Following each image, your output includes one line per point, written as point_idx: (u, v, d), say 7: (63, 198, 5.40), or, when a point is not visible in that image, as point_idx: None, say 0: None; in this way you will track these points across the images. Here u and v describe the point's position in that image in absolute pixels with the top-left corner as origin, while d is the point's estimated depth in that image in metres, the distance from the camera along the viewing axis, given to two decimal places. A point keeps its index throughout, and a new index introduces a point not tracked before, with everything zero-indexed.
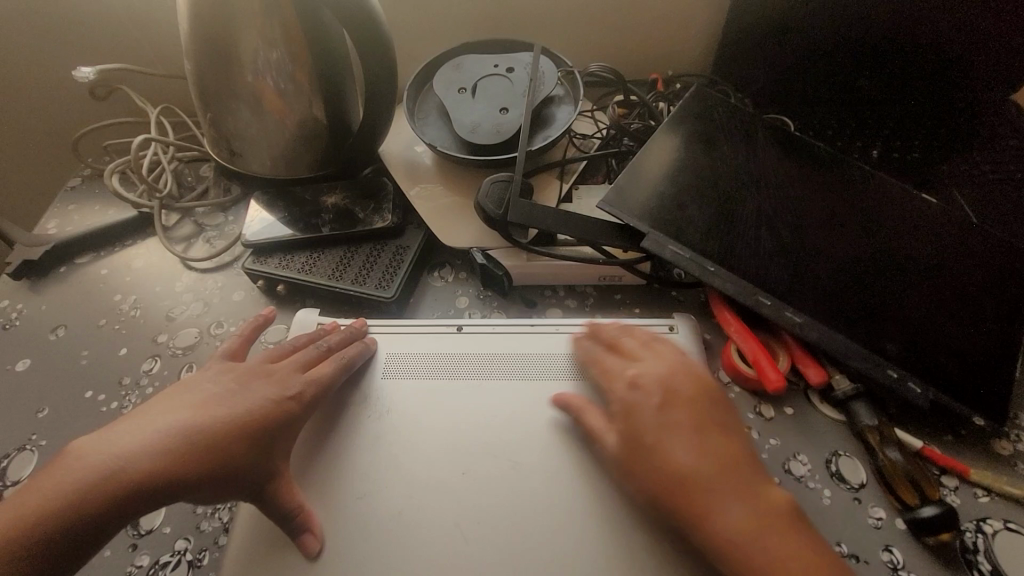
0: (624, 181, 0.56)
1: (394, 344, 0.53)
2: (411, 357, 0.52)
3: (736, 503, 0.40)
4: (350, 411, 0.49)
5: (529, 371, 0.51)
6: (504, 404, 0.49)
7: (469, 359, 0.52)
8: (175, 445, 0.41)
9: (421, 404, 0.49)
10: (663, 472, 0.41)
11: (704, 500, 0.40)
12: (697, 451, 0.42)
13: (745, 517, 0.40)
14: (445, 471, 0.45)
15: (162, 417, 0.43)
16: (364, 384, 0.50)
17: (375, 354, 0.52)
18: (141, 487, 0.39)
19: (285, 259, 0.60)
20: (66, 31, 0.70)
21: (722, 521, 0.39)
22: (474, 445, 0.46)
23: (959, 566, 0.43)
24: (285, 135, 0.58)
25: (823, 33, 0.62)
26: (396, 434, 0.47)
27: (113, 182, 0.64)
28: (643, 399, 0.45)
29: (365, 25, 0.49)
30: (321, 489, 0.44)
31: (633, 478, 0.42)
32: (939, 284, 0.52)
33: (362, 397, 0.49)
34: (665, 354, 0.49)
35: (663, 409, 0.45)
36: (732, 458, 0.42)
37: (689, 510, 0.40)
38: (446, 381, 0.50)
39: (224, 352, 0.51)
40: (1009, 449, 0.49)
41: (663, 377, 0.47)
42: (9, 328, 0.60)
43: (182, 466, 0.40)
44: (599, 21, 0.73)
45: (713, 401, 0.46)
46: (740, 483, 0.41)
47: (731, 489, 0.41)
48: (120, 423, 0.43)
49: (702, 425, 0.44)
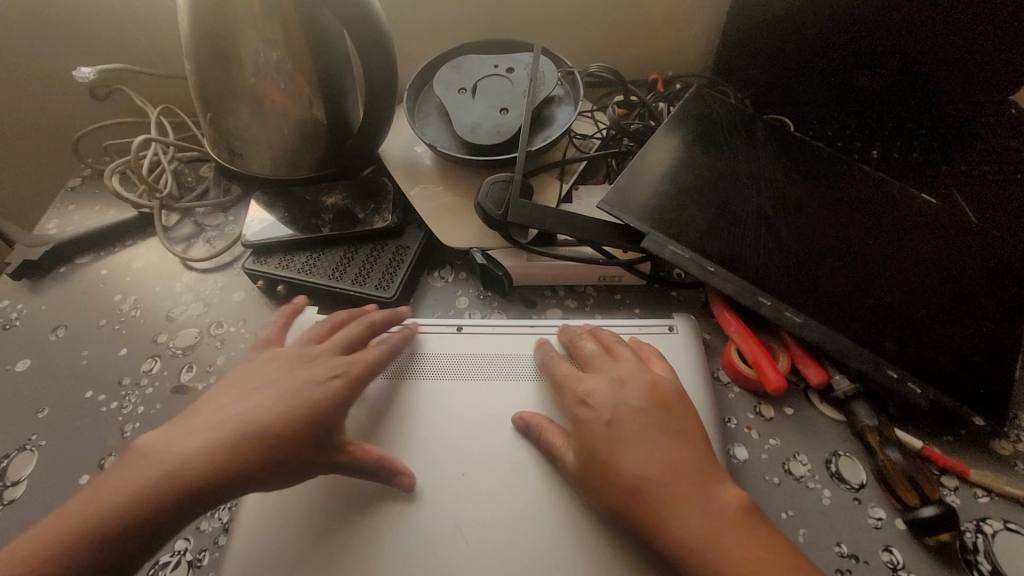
0: (623, 181, 0.56)
1: (439, 339, 0.54)
2: (453, 351, 0.53)
3: (694, 498, 0.39)
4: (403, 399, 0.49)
5: (510, 372, 0.51)
6: (501, 405, 0.49)
7: (469, 359, 0.52)
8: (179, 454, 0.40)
9: (422, 404, 0.49)
10: (617, 476, 0.40)
11: (660, 501, 0.39)
12: (651, 452, 0.41)
13: (705, 514, 0.39)
14: (445, 471, 0.45)
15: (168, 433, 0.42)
16: (412, 373, 0.51)
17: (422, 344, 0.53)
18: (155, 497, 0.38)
19: (285, 260, 0.60)
20: (66, 31, 0.70)
21: (683, 523, 0.38)
22: (474, 446, 0.46)
23: (959, 566, 0.43)
24: (285, 135, 0.58)
25: (822, 32, 0.62)
26: (399, 434, 0.47)
27: (113, 182, 0.64)
28: (593, 404, 0.44)
29: (366, 25, 0.49)
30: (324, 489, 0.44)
31: (589, 484, 0.41)
32: (938, 284, 0.52)
33: (411, 386, 0.50)
34: (620, 359, 0.48)
35: (613, 414, 0.43)
36: (685, 456, 0.41)
37: (646, 514, 0.39)
38: (447, 382, 0.50)
39: (266, 336, 0.52)
40: (1009, 449, 0.49)
41: (615, 383, 0.46)
42: (9, 328, 0.60)
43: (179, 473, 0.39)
44: (599, 22, 0.74)
45: (665, 402, 0.45)
46: (694, 481, 0.40)
47: (685, 488, 0.40)
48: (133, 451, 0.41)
49: (655, 426, 0.43)
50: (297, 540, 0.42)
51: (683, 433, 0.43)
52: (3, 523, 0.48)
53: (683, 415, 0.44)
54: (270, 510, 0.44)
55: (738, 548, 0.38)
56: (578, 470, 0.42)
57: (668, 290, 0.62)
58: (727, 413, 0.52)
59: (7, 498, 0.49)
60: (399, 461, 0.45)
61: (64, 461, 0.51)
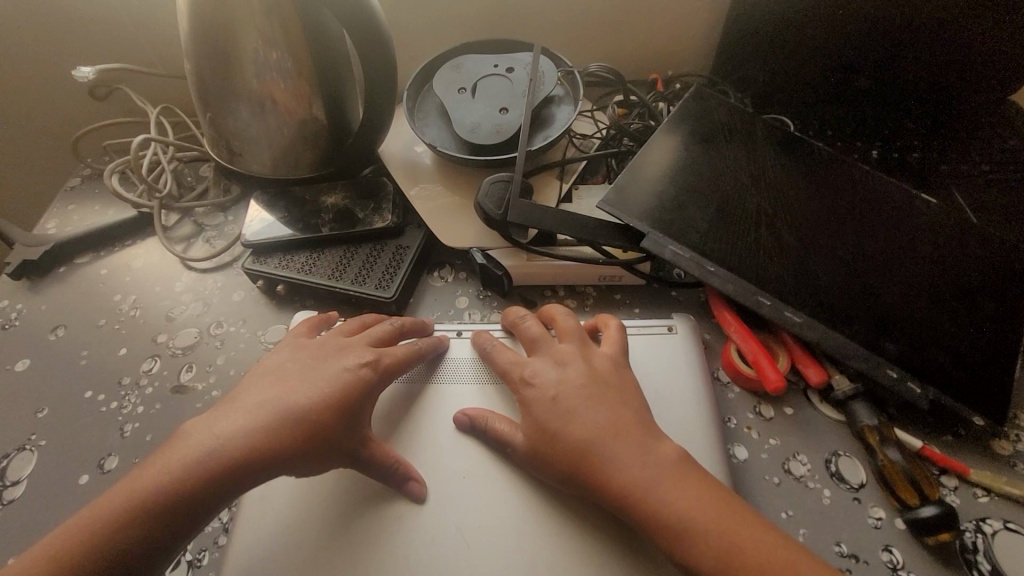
0: (623, 181, 0.56)
1: (457, 346, 0.53)
2: (466, 359, 0.52)
3: (638, 454, 0.40)
4: (417, 407, 0.49)
5: (460, 373, 0.51)
6: (497, 408, 0.48)
7: (470, 363, 0.51)
8: (185, 458, 0.39)
9: (415, 402, 0.49)
10: (567, 445, 0.41)
11: (633, 490, 0.39)
12: (596, 415, 0.42)
13: (645, 467, 0.39)
14: (447, 469, 0.45)
15: (177, 442, 0.41)
16: (433, 377, 0.50)
17: (444, 351, 0.52)
18: (156, 497, 0.38)
19: (285, 259, 0.60)
20: (65, 31, 0.70)
21: (628, 469, 0.39)
22: (472, 442, 0.46)
23: (959, 566, 0.43)
24: (285, 135, 0.58)
25: (821, 32, 0.62)
26: (401, 437, 0.47)
27: (112, 181, 0.64)
28: (540, 383, 0.44)
29: (365, 24, 0.49)
30: (326, 491, 0.44)
31: (543, 463, 0.42)
32: (938, 285, 0.52)
33: (428, 392, 0.50)
34: (568, 341, 0.47)
35: (566, 388, 0.43)
36: (628, 419, 0.42)
37: (616, 495, 0.39)
38: (446, 384, 0.50)
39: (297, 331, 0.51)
40: (1009, 449, 0.49)
41: (556, 362, 0.46)
42: (9, 328, 0.60)
43: (182, 472, 0.39)
44: (599, 22, 0.74)
45: (606, 376, 0.45)
46: (641, 439, 0.41)
47: (629, 450, 0.40)
48: (143, 467, 0.39)
49: (601, 396, 0.43)
50: (300, 544, 0.42)
51: (621, 400, 0.43)
52: (4, 523, 0.48)
53: (619, 386, 0.45)
54: (274, 511, 0.44)
55: (714, 528, 0.37)
56: (526, 446, 0.43)
57: (668, 291, 0.62)
58: (727, 414, 0.52)
59: (7, 498, 0.49)
60: (412, 469, 0.45)
61: (64, 461, 0.51)
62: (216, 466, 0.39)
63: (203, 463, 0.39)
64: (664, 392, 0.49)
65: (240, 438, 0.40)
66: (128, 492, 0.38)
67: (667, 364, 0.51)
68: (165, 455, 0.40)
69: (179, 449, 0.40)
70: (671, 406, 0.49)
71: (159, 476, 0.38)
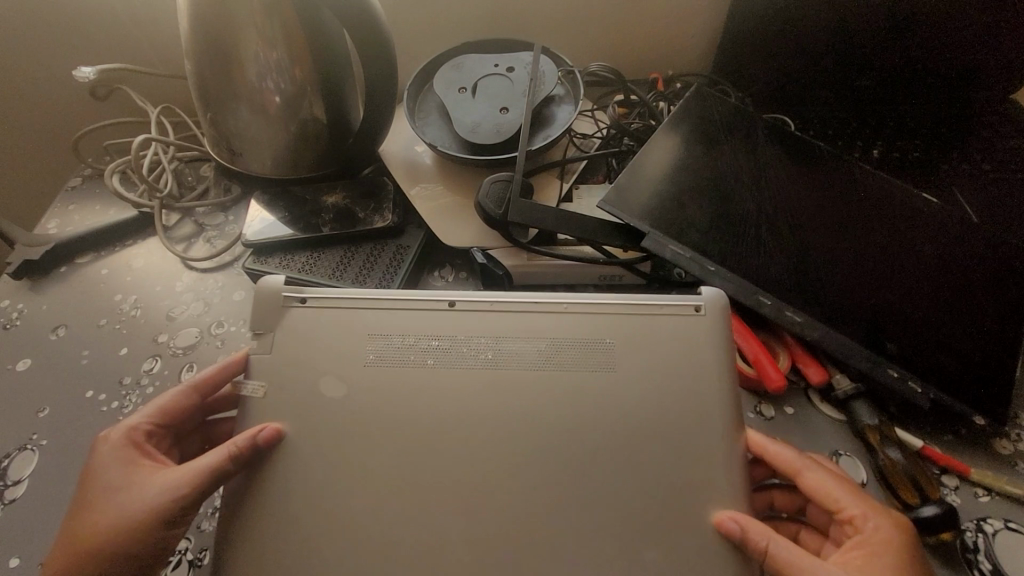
0: (623, 180, 0.56)
1: (452, 326, 0.46)
2: (460, 342, 0.45)
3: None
4: (404, 402, 0.43)
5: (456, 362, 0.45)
6: (492, 400, 0.43)
7: (468, 347, 0.45)
8: (137, 507, 0.41)
9: (388, 388, 0.44)
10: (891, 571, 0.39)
11: None
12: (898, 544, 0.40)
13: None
14: (427, 464, 0.41)
15: (112, 494, 0.42)
16: (420, 362, 0.45)
17: (435, 336, 0.46)
18: (105, 542, 0.40)
19: (284, 259, 0.60)
20: (66, 31, 0.70)
21: None
22: (453, 438, 0.42)
23: (959, 566, 0.43)
24: (285, 136, 0.58)
25: (820, 38, 0.63)
26: (376, 433, 0.42)
27: (113, 181, 0.64)
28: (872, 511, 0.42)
29: (365, 25, 0.49)
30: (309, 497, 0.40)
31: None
32: (941, 284, 0.52)
33: (420, 378, 0.44)
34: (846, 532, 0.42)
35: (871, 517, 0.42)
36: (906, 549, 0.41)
37: None
38: (436, 366, 0.44)
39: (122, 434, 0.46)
40: (1009, 449, 0.49)
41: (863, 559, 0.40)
42: (9, 328, 0.60)
43: (130, 516, 0.40)
44: (600, 23, 0.74)
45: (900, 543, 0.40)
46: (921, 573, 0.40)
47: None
48: (88, 513, 0.41)
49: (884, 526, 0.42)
50: (285, 547, 0.39)
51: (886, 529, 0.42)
52: (4, 523, 0.48)
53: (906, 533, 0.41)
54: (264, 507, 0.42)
55: None
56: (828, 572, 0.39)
57: (669, 290, 0.61)
58: None
59: (8, 498, 0.49)
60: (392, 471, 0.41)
61: (65, 461, 0.51)
62: (162, 505, 0.41)
63: (149, 506, 0.41)
64: (680, 387, 0.43)
65: (156, 496, 0.41)
66: (87, 536, 0.40)
67: (684, 348, 0.45)
68: (107, 502, 0.41)
69: (118, 499, 0.41)
70: (688, 399, 0.43)
71: (108, 520, 0.40)
